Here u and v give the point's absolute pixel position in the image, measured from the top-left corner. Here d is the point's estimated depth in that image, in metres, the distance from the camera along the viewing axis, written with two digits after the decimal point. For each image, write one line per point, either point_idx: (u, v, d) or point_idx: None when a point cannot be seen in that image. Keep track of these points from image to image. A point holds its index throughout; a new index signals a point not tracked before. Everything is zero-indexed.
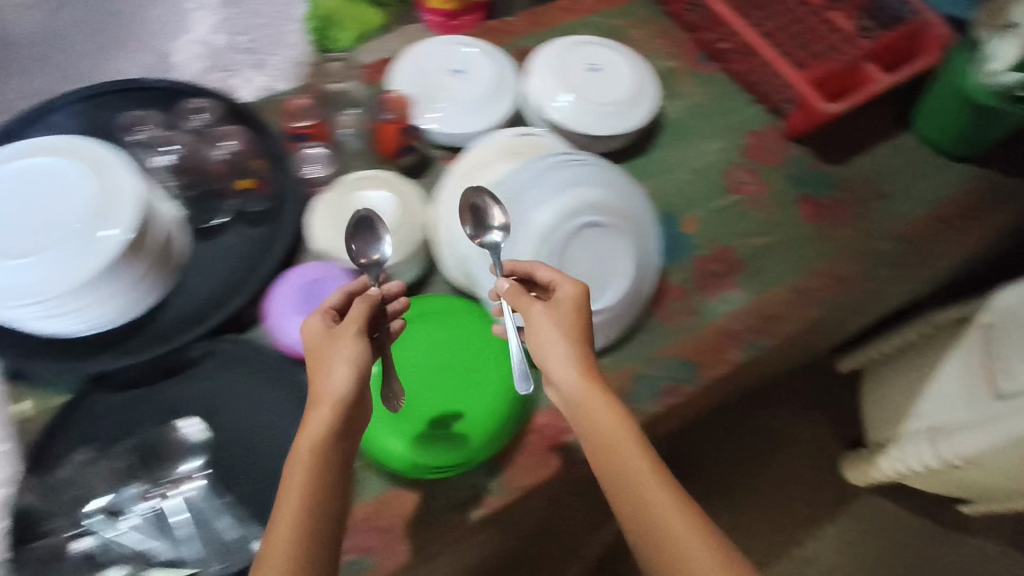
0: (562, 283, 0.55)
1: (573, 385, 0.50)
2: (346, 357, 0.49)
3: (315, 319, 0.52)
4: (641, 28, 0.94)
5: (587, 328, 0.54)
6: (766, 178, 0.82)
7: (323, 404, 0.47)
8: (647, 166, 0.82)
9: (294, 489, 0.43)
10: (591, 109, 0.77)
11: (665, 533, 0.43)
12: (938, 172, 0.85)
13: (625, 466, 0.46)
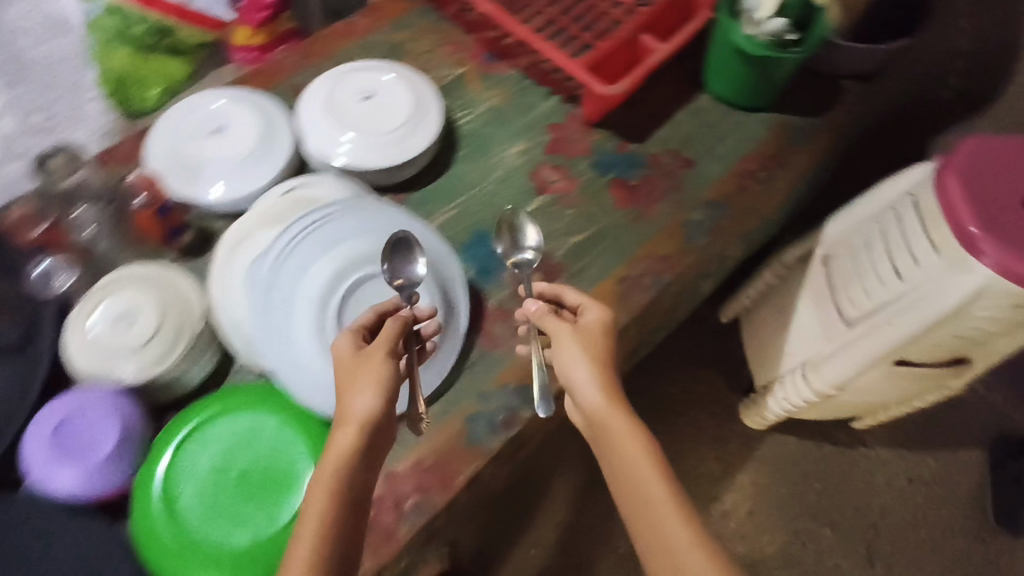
0: (589, 310, 0.62)
1: (593, 396, 0.57)
2: (372, 380, 0.52)
3: (348, 337, 0.55)
4: (422, 39, 0.89)
5: (609, 350, 0.60)
6: (572, 171, 0.80)
7: (348, 426, 0.50)
8: (449, 184, 0.78)
9: (319, 504, 0.46)
10: (370, 140, 0.72)
11: (661, 524, 0.50)
12: (735, 130, 0.87)
13: (637, 466, 0.53)
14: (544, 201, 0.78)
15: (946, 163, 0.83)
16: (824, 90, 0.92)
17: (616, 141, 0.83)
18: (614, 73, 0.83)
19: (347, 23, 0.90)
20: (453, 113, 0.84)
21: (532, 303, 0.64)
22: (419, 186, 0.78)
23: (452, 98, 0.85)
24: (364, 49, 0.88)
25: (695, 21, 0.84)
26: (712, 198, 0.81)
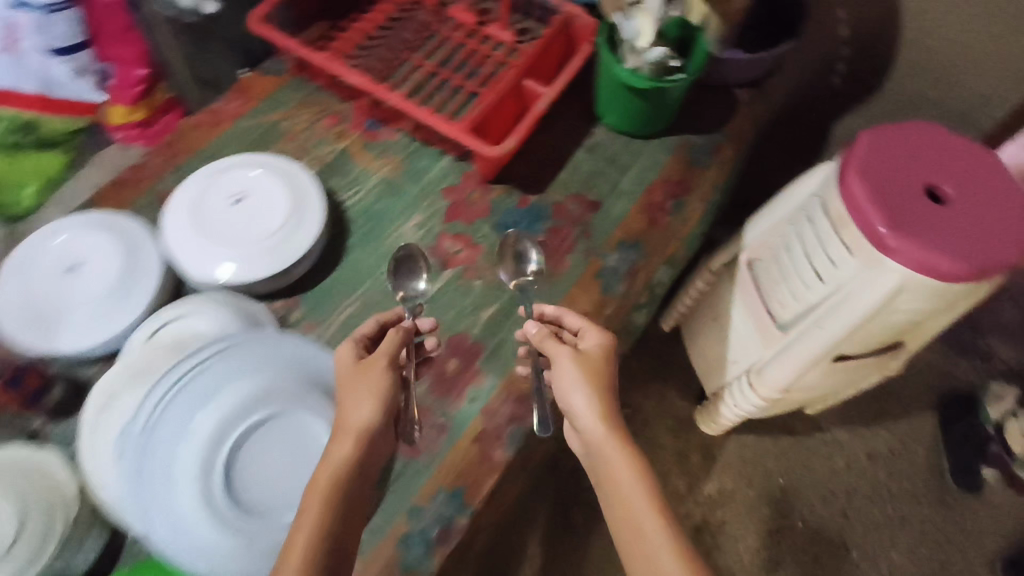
0: (588, 335, 0.63)
1: (589, 409, 0.58)
2: (368, 394, 0.55)
3: (347, 350, 0.58)
4: (296, 115, 0.83)
5: (607, 370, 0.62)
6: (476, 238, 0.77)
7: (344, 438, 0.53)
8: (345, 277, 0.72)
9: (316, 512, 0.48)
10: (247, 244, 0.67)
11: (649, 544, 0.51)
12: (637, 161, 0.84)
13: (629, 484, 0.55)
14: (451, 275, 0.74)
15: (851, 166, 0.82)
16: (719, 104, 0.91)
17: (516, 196, 0.79)
18: (501, 122, 0.79)
19: (212, 110, 0.83)
20: (338, 193, 0.78)
21: (528, 325, 0.65)
22: (311, 284, 0.72)
23: (337, 176, 0.79)
24: (234, 136, 0.82)
25: (576, 60, 0.82)
26: (625, 241, 0.78)
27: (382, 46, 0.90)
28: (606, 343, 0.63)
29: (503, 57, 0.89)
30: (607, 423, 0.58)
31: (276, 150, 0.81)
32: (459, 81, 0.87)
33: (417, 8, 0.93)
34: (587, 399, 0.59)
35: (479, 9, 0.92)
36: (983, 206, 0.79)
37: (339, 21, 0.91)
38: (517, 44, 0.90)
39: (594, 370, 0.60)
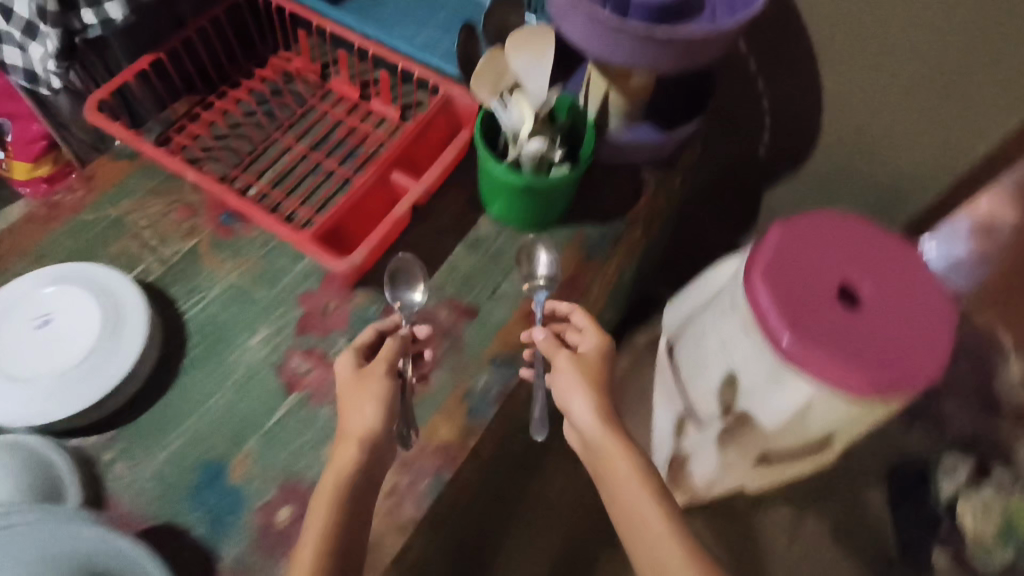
0: (588, 336, 0.66)
1: (581, 403, 0.62)
2: (367, 402, 0.59)
3: (347, 360, 0.62)
4: (144, 207, 0.75)
5: (603, 367, 0.64)
6: (329, 354, 0.69)
7: (348, 443, 0.58)
8: (172, 405, 0.65)
9: (328, 512, 0.54)
10: (57, 376, 0.61)
11: (641, 529, 0.57)
12: (523, 257, 0.76)
13: (619, 474, 0.59)
14: (295, 401, 0.66)
15: (758, 264, 0.74)
16: (625, 187, 0.83)
17: (381, 304, 0.72)
18: (366, 221, 0.72)
19: (49, 202, 0.75)
20: (177, 302, 0.71)
21: (533, 330, 0.67)
22: (134, 413, 0.64)
23: (183, 281, 0.71)
24: (70, 232, 0.73)
25: (451, 148, 0.74)
26: (499, 355, 0.70)
27: (250, 125, 0.82)
28: (603, 344, 0.65)
29: (384, 135, 0.82)
30: (599, 420, 0.61)
31: (115, 250, 0.73)
32: (333, 165, 0.79)
33: (296, 80, 0.86)
34: (579, 399, 0.62)
35: (361, 82, 0.84)
36: (897, 308, 0.72)
37: (206, 96, 0.83)
38: (402, 121, 0.83)
39: (580, 366, 0.64)
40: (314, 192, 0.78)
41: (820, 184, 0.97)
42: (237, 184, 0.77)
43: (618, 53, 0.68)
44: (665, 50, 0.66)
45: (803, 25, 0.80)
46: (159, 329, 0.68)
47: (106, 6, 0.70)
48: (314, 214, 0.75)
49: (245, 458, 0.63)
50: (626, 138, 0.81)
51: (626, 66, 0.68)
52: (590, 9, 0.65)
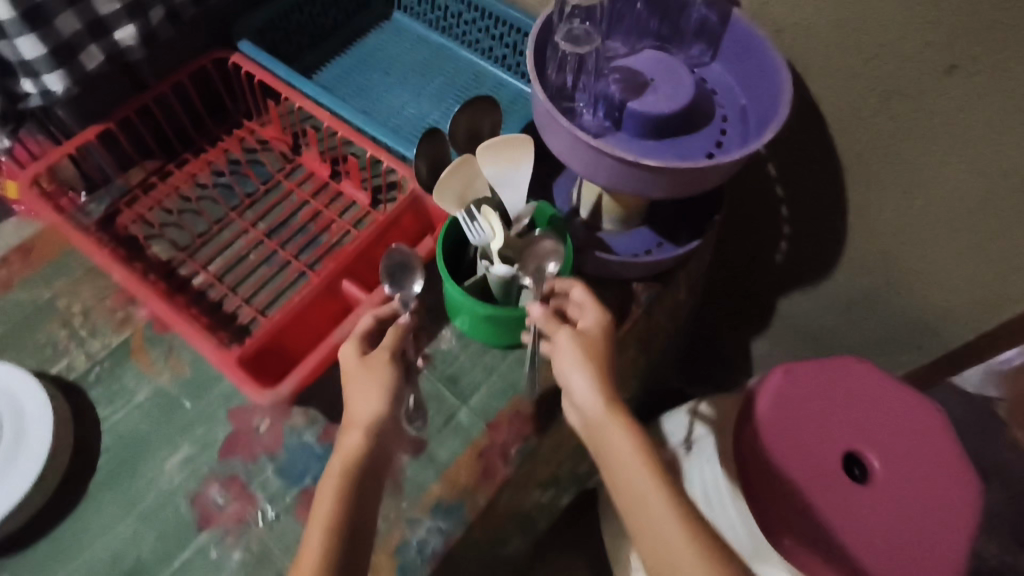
0: (589, 313, 0.57)
1: (582, 386, 0.52)
2: (372, 384, 0.54)
3: (350, 347, 0.56)
4: (80, 290, 0.69)
5: (608, 345, 0.55)
6: (250, 485, 0.61)
7: (351, 429, 0.51)
8: (71, 534, 0.58)
9: (330, 507, 0.47)
10: None
11: (656, 521, 0.47)
12: (484, 384, 0.68)
13: (624, 466, 0.49)
14: (205, 540, 0.59)
15: (755, 413, 0.64)
16: (611, 303, 0.75)
17: (318, 429, 0.64)
18: (307, 333, 0.64)
19: None
20: (97, 407, 0.64)
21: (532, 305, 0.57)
22: (26, 541, 0.58)
23: (106, 380, 0.65)
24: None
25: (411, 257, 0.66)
26: (440, 503, 0.62)
27: (206, 200, 0.75)
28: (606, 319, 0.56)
29: (348, 224, 0.74)
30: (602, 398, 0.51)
31: (41, 339, 0.66)
32: (289, 255, 0.72)
33: (265, 149, 0.78)
34: (579, 379, 0.52)
35: (331, 160, 0.76)
36: (913, 483, 0.63)
37: (165, 163, 0.76)
38: (371, 210, 0.75)
39: (582, 346, 0.54)
40: (265, 286, 0.70)
41: (837, 303, 0.87)
42: (182, 270, 0.70)
43: (597, 174, 0.60)
44: (652, 176, 0.57)
45: (830, 140, 0.72)
46: (70, 440, 0.61)
47: (43, 78, 0.61)
48: (259, 313, 0.69)
49: None
50: (618, 245, 0.75)
51: (603, 190, 0.60)
52: (570, 123, 0.57)
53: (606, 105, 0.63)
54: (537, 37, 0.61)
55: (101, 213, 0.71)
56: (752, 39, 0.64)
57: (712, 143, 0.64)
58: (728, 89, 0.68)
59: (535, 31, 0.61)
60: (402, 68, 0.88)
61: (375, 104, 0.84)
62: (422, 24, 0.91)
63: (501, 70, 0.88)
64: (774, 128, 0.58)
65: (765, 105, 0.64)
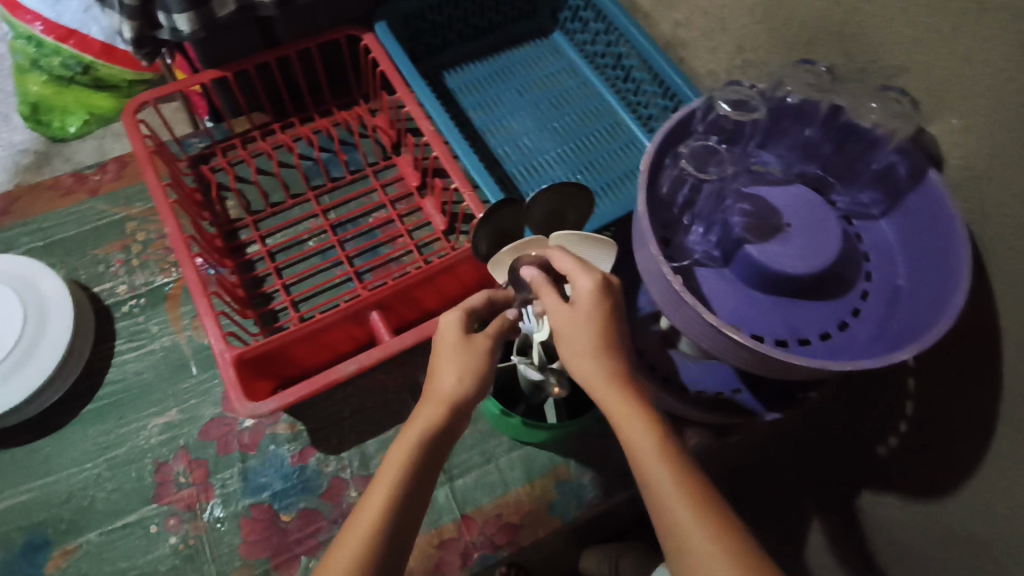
0: (581, 276, 0.43)
1: (616, 401, 0.40)
2: (466, 364, 0.40)
3: (454, 318, 0.42)
4: (151, 220, 0.71)
5: (615, 326, 0.42)
6: (212, 476, 0.59)
7: (430, 403, 0.39)
8: (44, 452, 0.60)
9: (383, 508, 0.36)
10: None
11: (681, 517, 0.37)
12: (477, 469, 0.62)
13: (692, 536, 0.36)
14: (153, 512, 0.58)
15: None
16: None
17: (296, 447, 0.61)
18: (319, 350, 0.61)
19: (77, 176, 0.73)
20: (117, 340, 0.65)
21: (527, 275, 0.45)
22: (6, 444, 0.60)
23: (135, 318, 0.66)
24: (74, 217, 0.70)
25: None
26: None
27: (294, 170, 0.74)
28: (593, 286, 0.42)
29: (414, 244, 0.70)
30: (614, 373, 0.41)
31: (99, 255, 0.69)
32: (344, 255, 0.69)
33: (366, 136, 0.76)
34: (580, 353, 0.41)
35: (421, 170, 0.72)
36: None
37: (272, 120, 0.76)
38: (442, 236, 0.70)
39: (589, 345, 0.41)
40: (310, 278, 0.68)
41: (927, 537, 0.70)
42: (243, 234, 0.70)
43: (677, 317, 0.51)
44: (737, 349, 0.47)
45: None
46: (81, 364, 0.62)
47: (174, 16, 0.59)
48: (291, 304, 0.66)
49: (69, 550, 0.56)
50: (687, 375, 0.64)
51: (682, 336, 0.51)
52: (660, 256, 0.49)
53: (722, 235, 0.53)
54: (657, 148, 0.51)
55: (197, 151, 0.73)
56: (941, 213, 0.48)
57: (835, 320, 0.51)
58: (887, 257, 0.54)
59: (656, 141, 0.51)
60: (539, 93, 0.80)
61: (495, 123, 0.78)
62: (581, 51, 0.83)
63: (642, 129, 0.77)
64: (918, 348, 0.45)
65: (920, 304, 0.50)
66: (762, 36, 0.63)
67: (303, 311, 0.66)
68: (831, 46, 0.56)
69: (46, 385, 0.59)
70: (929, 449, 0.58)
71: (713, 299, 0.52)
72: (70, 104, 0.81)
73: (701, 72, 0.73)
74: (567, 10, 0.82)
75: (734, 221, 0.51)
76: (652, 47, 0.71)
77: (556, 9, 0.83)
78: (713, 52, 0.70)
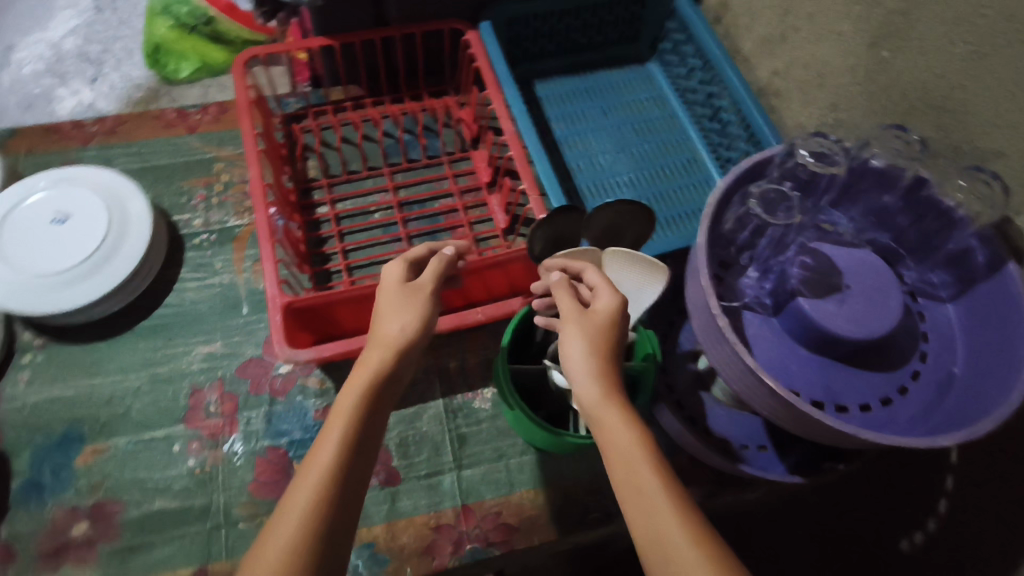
0: (601, 293, 0.47)
1: (591, 392, 0.43)
2: (413, 312, 0.45)
3: (399, 272, 0.48)
4: (237, 165, 0.75)
5: (617, 337, 0.46)
6: (240, 412, 0.62)
7: (377, 349, 0.43)
8: (96, 355, 0.64)
9: (336, 443, 0.38)
10: (33, 267, 0.63)
11: (641, 485, 0.38)
12: (487, 464, 0.62)
13: (648, 503, 0.38)
14: (180, 432, 0.61)
15: None
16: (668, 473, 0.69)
17: (321, 403, 0.63)
18: (361, 316, 0.63)
19: (181, 112, 0.78)
20: (182, 268, 0.69)
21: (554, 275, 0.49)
22: (68, 339, 0.64)
23: (203, 252, 0.70)
24: (171, 149, 0.76)
25: (483, 312, 0.60)
26: (371, 545, 0.58)
27: (375, 144, 0.77)
28: (608, 304, 0.46)
29: (473, 236, 0.72)
30: (591, 363, 0.43)
31: (184, 187, 0.74)
32: (405, 232, 0.72)
33: (449, 127, 0.79)
34: (568, 348, 0.45)
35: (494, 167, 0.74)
36: None
37: (366, 95, 0.80)
38: (501, 235, 0.72)
39: (585, 347, 0.44)
40: (367, 246, 0.71)
41: None
42: (316, 194, 0.74)
43: (715, 355, 0.50)
44: (770, 399, 0.46)
45: None
46: (147, 282, 0.66)
47: None
48: (346, 268, 0.69)
49: (99, 449, 0.60)
50: (713, 419, 0.63)
51: (718, 374, 0.50)
52: (712, 292, 0.48)
53: (778, 284, 0.52)
54: (728, 186, 0.51)
55: (292, 110, 0.78)
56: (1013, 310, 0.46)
57: (878, 395, 0.50)
58: (947, 344, 0.51)
59: (726, 179, 0.51)
60: (623, 116, 0.81)
61: (574, 137, 0.79)
62: (673, 84, 0.83)
63: (718, 170, 0.77)
64: (960, 437, 0.43)
65: (974, 397, 0.47)
66: (858, 99, 0.62)
67: (355, 277, 0.69)
68: (927, 119, 0.56)
69: (112, 294, 0.63)
70: (956, 552, 0.55)
71: (757, 346, 0.52)
72: (187, 50, 0.86)
73: (790, 124, 0.73)
74: (668, 42, 0.83)
75: (791, 273, 0.51)
76: (745, 90, 0.71)
77: (656, 38, 0.84)
78: (805, 106, 0.69)
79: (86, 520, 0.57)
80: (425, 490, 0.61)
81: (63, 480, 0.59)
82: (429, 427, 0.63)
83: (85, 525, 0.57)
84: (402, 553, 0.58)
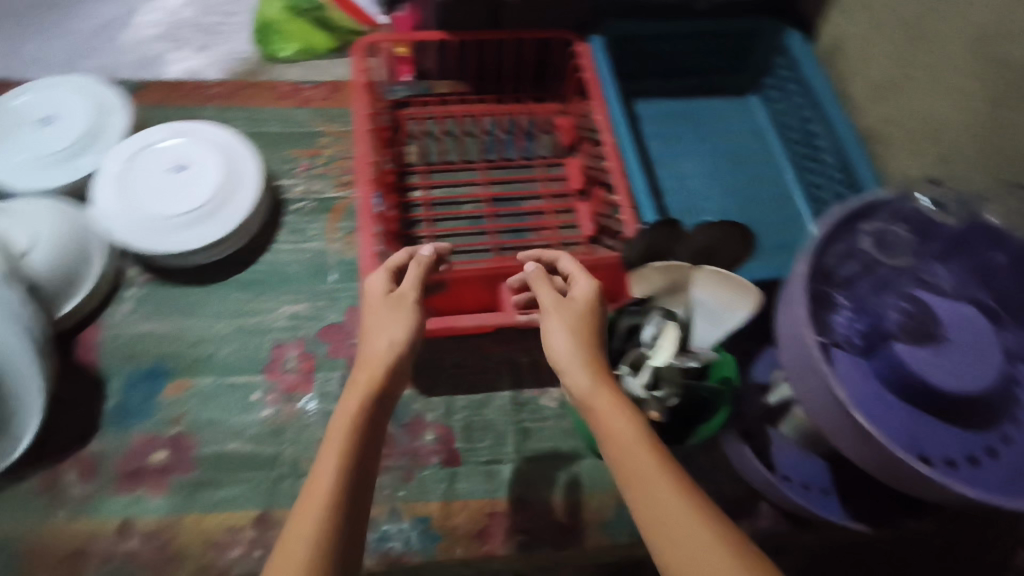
0: (581, 279, 0.53)
1: (587, 391, 0.46)
2: (396, 325, 0.49)
3: (379, 282, 0.52)
4: (342, 141, 0.79)
5: (596, 324, 0.51)
6: (317, 372, 0.65)
7: (363, 369, 0.46)
8: (192, 298, 0.68)
9: (337, 459, 0.41)
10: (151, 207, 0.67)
11: (639, 474, 0.41)
12: (545, 461, 0.63)
13: (648, 487, 0.40)
14: (259, 383, 0.64)
15: None
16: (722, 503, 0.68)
17: None
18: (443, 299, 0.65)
19: (296, 86, 0.83)
20: (280, 230, 0.72)
21: (530, 268, 0.55)
22: (170, 281, 0.68)
23: (300, 217, 0.73)
24: (283, 118, 0.80)
25: None
26: (426, 520, 0.59)
27: (473, 138, 0.80)
28: (586, 290, 0.52)
29: (558, 239, 0.74)
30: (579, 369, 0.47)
31: (291, 156, 0.77)
32: (492, 226, 0.74)
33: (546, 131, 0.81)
34: (562, 354, 0.48)
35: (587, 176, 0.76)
36: None
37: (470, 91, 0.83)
38: (585, 242, 0.73)
39: (573, 351, 0.48)
40: (455, 235, 0.73)
41: None
42: (411, 178, 0.77)
43: (799, 384, 0.50)
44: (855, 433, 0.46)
45: None
46: (248, 237, 0.70)
47: None
48: None
49: (184, 386, 0.63)
50: (779, 454, 0.62)
51: (800, 405, 0.50)
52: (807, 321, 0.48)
53: (875, 326, 0.51)
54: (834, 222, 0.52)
55: (399, 97, 0.81)
56: None
57: (966, 451, 0.47)
58: None
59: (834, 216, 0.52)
60: (719, 145, 0.82)
61: (668, 158, 0.80)
62: (773, 120, 0.84)
63: (810, 210, 0.77)
64: None
65: None
66: (972, 154, 0.62)
67: None
68: None
69: (217, 243, 0.67)
70: None
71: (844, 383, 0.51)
72: (293, 33, 0.86)
73: (892, 172, 0.72)
74: (773, 78, 0.83)
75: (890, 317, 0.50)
76: (850, 132, 0.71)
77: (761, 73, 0.85)
78: (911, 156, 0.69)
79: (163, 450, 0.60)
80: (483, 476, 0.62)
81: (148, 409, 0.62)
82: (493, 416, 0.65)
83: (163, 455, 0.60)
84: (455, 533, 0.59)
